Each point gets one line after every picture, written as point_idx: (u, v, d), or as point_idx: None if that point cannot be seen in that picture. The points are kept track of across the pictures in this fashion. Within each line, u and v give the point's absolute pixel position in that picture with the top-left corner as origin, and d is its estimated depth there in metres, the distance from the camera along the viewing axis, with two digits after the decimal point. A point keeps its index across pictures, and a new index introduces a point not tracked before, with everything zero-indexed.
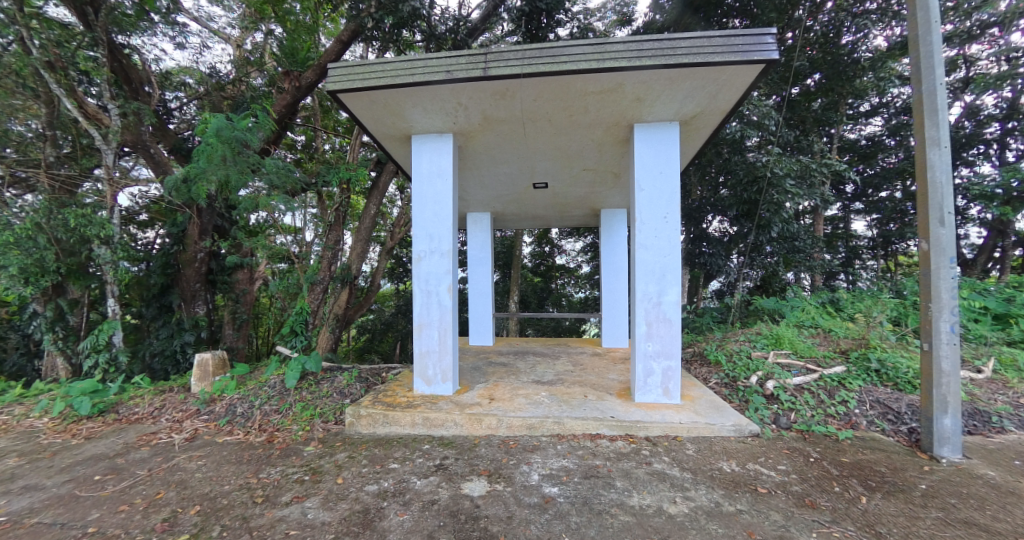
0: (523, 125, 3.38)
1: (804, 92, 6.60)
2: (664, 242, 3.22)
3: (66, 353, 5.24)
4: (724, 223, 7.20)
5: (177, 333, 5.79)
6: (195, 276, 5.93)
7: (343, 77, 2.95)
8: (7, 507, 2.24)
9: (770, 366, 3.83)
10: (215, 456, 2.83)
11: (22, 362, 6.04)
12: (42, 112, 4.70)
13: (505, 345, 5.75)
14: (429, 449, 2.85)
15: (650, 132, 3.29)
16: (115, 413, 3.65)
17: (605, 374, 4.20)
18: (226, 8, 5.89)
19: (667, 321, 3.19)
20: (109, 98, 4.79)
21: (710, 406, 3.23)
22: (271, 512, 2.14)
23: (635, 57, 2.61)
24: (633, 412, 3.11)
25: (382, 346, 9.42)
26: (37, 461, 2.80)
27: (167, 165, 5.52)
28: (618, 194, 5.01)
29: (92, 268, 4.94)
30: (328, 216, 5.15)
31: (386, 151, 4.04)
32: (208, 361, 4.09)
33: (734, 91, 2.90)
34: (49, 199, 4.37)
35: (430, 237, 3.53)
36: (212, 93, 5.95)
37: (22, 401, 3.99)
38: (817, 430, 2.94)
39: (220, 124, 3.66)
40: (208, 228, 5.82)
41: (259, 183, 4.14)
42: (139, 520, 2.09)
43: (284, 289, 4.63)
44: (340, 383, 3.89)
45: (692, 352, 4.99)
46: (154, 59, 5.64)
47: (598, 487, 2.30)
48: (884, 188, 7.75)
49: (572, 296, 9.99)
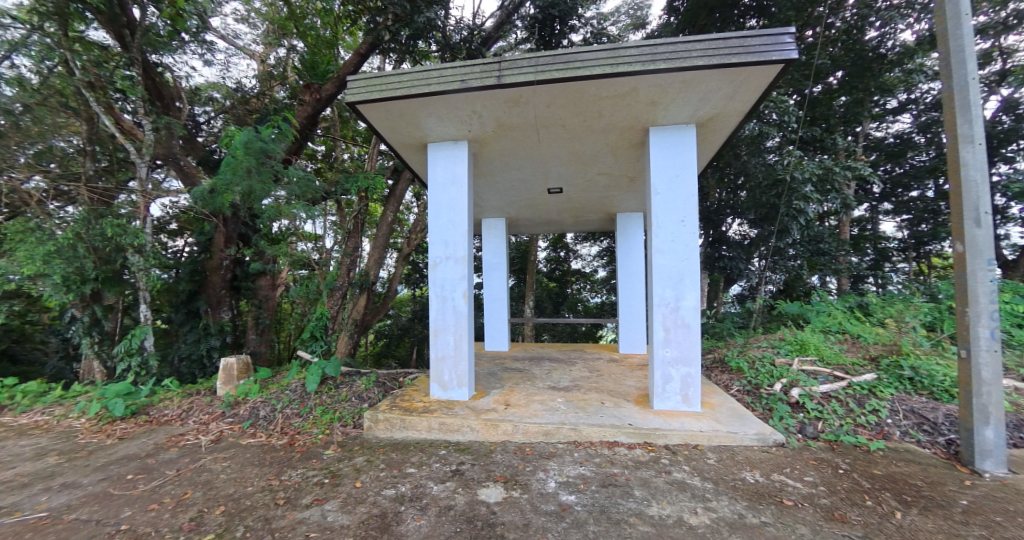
0: (536, 131, 3.41)
1: (827, 90, 6.34)
2: (681, 246, 3.17)
3: (102, 356, 5.45)
4: (744, 226, 7.07)
5: (203, 337, 6.03)
6: (220, 283, 6.15)
7: (360, 88, 3.04)
8: (47, 503, 2.36)
9: (795, 374, 3.69)
10: (239, 458, 2.91)
11: (61, 366, 6.42)
12: (82, 128, 4.93)
13: (520, 351, 5.72)
14: (445, 454, 2.87)
15: (665, 135, 3.27)
16: (146, 415, 3.80)
17: (621, 380, 4.15)
18: (251, 25, 6.13)
19: (685, 327, 3.13)
20: (143, 113, 5.06)
21: (732, 414, 3.15)
22: (291, 514, 2.19)
23: (649, 60, 2.61)
24: (651, 420, 3.05)
25: (399, 352, 9.52)
26: (74, 460, 2.94)
27: (196, 176, 5.69)
28: (633, 197, 4.95)
29: (126, 275, 5.04)
30: (347, 224, 5.41)
31: (403, 159, 4.13)
32: (232, 365, 4.18)
33: (752, 92, 2.85)
34: (87, 210, 4.61)
35: (445, 244, 3.56)
36: (238, 106, 6.22)
37: (60, 403, 4.17)
38: (846, 440, 2.84)
39: (248, 136, 3.80)
40: (233, 237, 6.01)
41: (280, 192, 4.26)
42: (168, 519, 2.17)
43: (305, 295, 4.77)
44: (359, 388, 3.96)
45: (712, 359, 4.85)
46: (184, 76, 5.86)
47: (616, 496, 2.26)
48: (915, 188, 7.38)
49: (588, 301, 9.90)
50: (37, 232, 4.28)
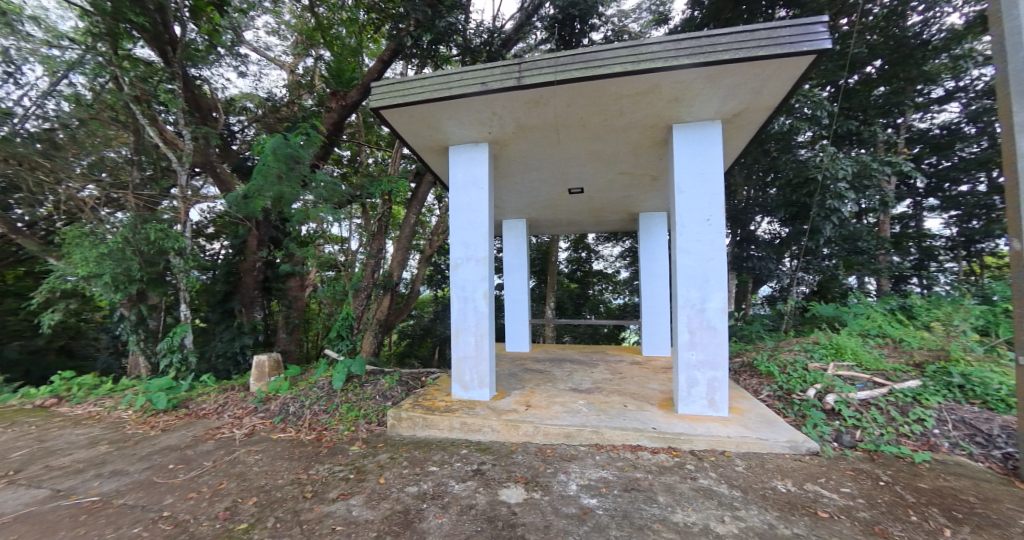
0: (556, 131, 3.40)
1: (863, 80, 5.97)
2: (706, 246, 3.08)
3: (147, 352, 5.81)
4: (774, 224, 6.83)
5: (237, 335, 6.32)
6: (253, 283, 6.46)
7: (383, 94, 3.13)
8: (99, 488, 2.54)
9: (830, 379, 3.52)
10: (270, 452, 3.04)
11: (111, 360, 6.91)
12: (130, 140, 5.23)
13: (541, 352, 5.70)
14: (466, 453, 2.90)
15: (689, 133, 3.19)
16: (186, 409, 4.02)
17: (644, 383, 4.07)
18: (281, 37, 6.41)
19: (711, 329, 3.05)
20: (184, 124, 5.24)
21: (761, 420, 3.03)
22: (318, 507, 2.26)
23: (671, 56, 2.56)
24: (675, 424, 2.98)
25: (421, 351, 9.66)
26: (123, 449, 3.15)
27: (231, 183, 6.02)
28: (655, 196, 4.85)
29: (168, 277, 5.35)
30: (371, 226, 5.55)
31: (425, 162, 4.21)
32: (264, 363, 4.38)
33: (781, 86, 2.75)
34: (135, 216, 4.94)
35: (465, 245, 3.61)
36: (269, 115, 6.50)
37: (111, 396, 4.47)
38: (887, 450, 2.68)
39: (277, 143, 3.93)
40: (264, 240, 6.31)
41: (309, 197, 4.40)
42: (205, 507, 2.29)
43: (331, 296, 4.94)
44: (382, 386, 4.06)
45: (740, 363, 4.67)
46: (221, 87, 6.17)
47: (639, 501, 2.22)
48: (965, 181, 6.86)
49: (610, 302, 9.75)
50: (91, 237, 4.62)
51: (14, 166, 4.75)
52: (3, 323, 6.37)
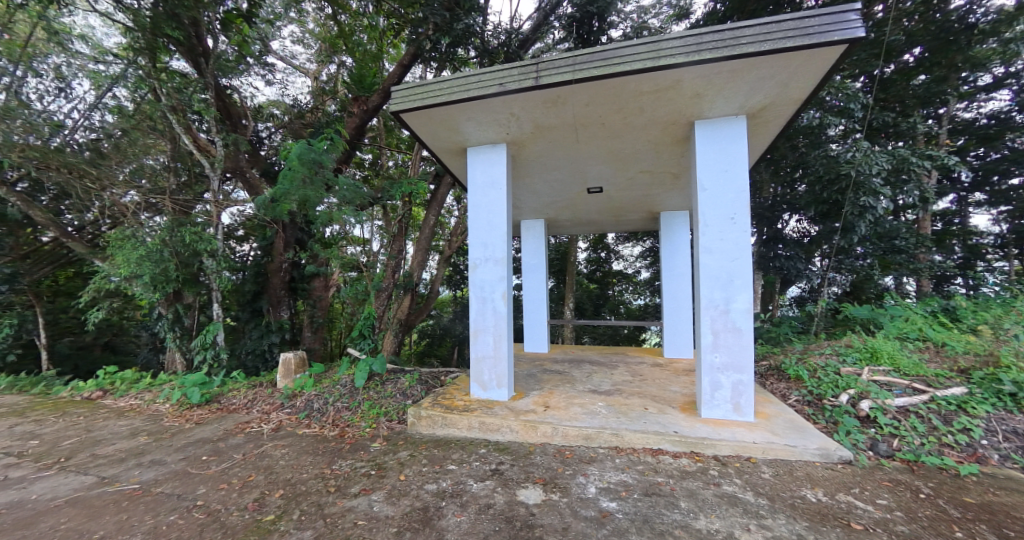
0: (574, 131, 3.38)
1: (900, 70, 5.65)
2: (730, 245, 2.99)
3: (182, 349, 6.11)
4: (804, 222, 6.50)
5: (266, 333, 6.58)
6: (280, 284, 6.66)
7: (403, 97, 3.19)
8: (139, 476, 2.70)
9: (865, 384, 3.34)
10: (296, 446, 3.15)
11: (150, 356, 7.31)
12: (167, 148, 5.50)
13: (560, 353, 5.67)
14: (485, 453, 2.91)
15: (712, 129, 3.10)
16: (218, 403, 4.22)
17: (666, 386, 3.98)
18: (306, 45, 6.63)
19: (736, 331, 2.95)
20: (215, 132, 5.55)
21: (790, 426, 2.91)
22: (341, 501, 2.33)
23: (693, 51, 2.50)
24: (698, 428, 2.90)
25: (440, 351, 9.77)
26: (160, 440, 3.33)
27: (260, 187, 6.26)
28: (677, 195, 4.75)
29: (202, 278, 5.61)
30: (392, 227, 5.65)
31: (444, 163, 4.26)
32: (290, 360, 4.54)
33: (810, 78, 2.64)
34: (171, 220, 5.21)
35: (484, 246, 3.63)
36: (294, 121, 6.74)
37: (150, 389, 4.74)
38: (928, 461, 2.53)
39: (301, 148, 4.08)
40: (291, 241, 6.55)
41: (332, 199, 4.53)
42: (235, 498, 2.40)
43: (354, 295, 5.07)
44: (403, 385, 4.14)
45: (766, 366, 4.50)
46: (250, 96, 6.44)
47: (660, 506, 2.17)
48: (1016, 174, 6.37)
49: (630, 303, 9.60)
50: (132, 240, 4.90)
51: (66, 175, 5.12)
52: (56, 321, 6.85)
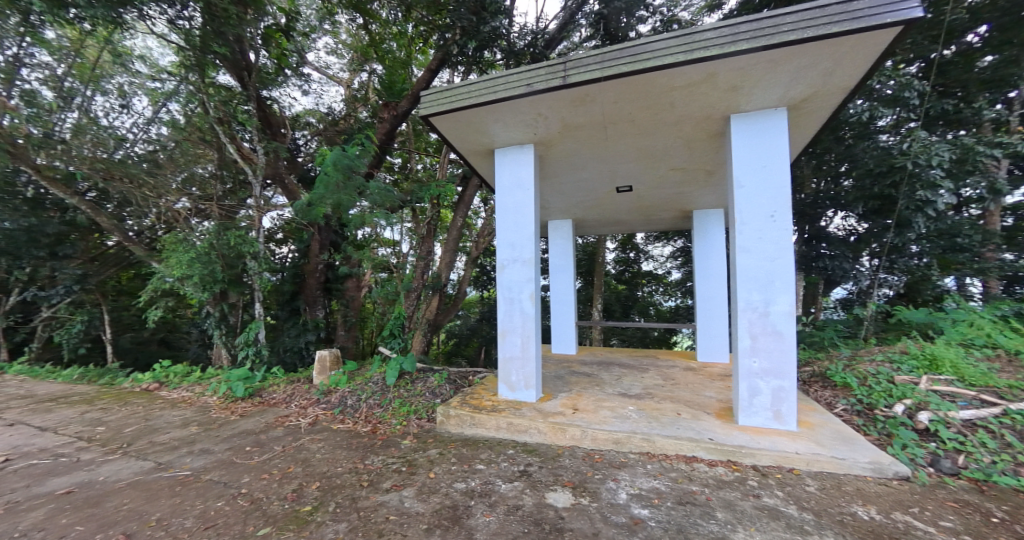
0: (603, 129, 3.32)
1: (963, 51, 5.16)
2: (770, 244, 2.83)
3: (228, 345, 6.50)
4: (851, 219, 6.09)
5: (302, 332, 6.90)
6: (316, 284, 6.98)
7: (432, 102, 3.26)
8: (191, 464, 2.89)
9: (923, 395, 3.07)
10: (331, 441, 3.28)
11: (199, 351, 7.84)
12: (214, 157, 5.91)
13: (588, 355, 5.58)
14: (513, 454, 2.91)
15: (750, 122, 2.96)
16: (259, 397, 4.46)
17: (699, 390, 3.83)
18: (339, 55, 6.93)
19: (776, 335, 2.79)
20: (258, 141, 5.84)
21: (837, 437, 2.72)
22: (374, 496, 2.40)
23: (728, 42, 2.40)
24: (735, 436, 2.77)
25: (468, 351, 9.88)
26: (209, 431, 3.56)
27: (297, 192, 6.57)
28: (711, 192, 4.57)
29: (246, 278, 5.91)
30: (421, 229, 5.77)
31: (471, 165, 4.31)
32: (325, 358, 4.72)
33: (858, 66, 2.47)
34: (218, 225, 5.58)
35: (512, 246, 3.64)
36: (329, 128, 7.05)
37: (200, 382, 5.08)
38: (1001, 482, 2.28)
39: (336, 155, 4.22)
40: (326, 244, 6.83)
41: (364, 203, 4.71)
42: (276, 488, 2.52)
43: (385, 296, 5.22)
44: (432, 384, 4.21)
45: (809, 372, 4.24)
46: (288, 106, 6.78)
47: (695, 516, 2.09)
48: None
49: (660, 305, 9.31)
50: (184, 243, 5.29)
51: (127, 184, 5.59)
52: (120, 317, 7.50)
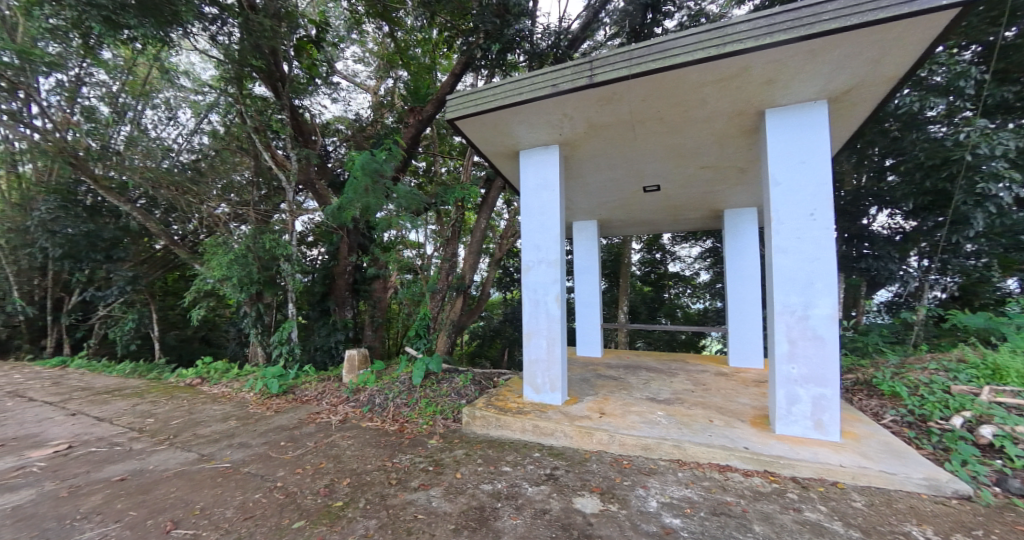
0: (630, 128, 3.25)
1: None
2: (810, 244, 2.68)
3: (263, 343, 6.80)
4: (897, 217, 5.64)
5: (332, 331, 7.14)
6: (344, 285, 7.20)
7: (458, 105, 3.29)
8: (231, 456, 3.04)
9: (984, 407, 2.80)
10: (360, 438, 3.36)
11: (237, 349, 8.24)
12: (251, 164, 6.22)
13: (614, 358, 5.47)
14: (539, 457, 2.88)
15: (787, 117, 2.81)
16: (292, 394, 4.64)
17: (732, 396, 3.67)
18: (366, 63, 7.15)
19: (817, 340, 2.63)
20: (291, 148, 6.09)
21: (885, 450, 2.53)
22: (402, 494, 2.43)
23: (763, 34, 2.30)
24: (772, 446, 2.63)
25: (491, 352, 9.91)
26: (247, 425, 3.73)
27: (327, 196, 6.81)
28: (744, 190, 4.38)
29: (280, 281, 6.12)
30: (446, 231, 5.86)
31: (496, 167, 4.33)
32: (354, 357, 4.85)
33: (908, 54, 2.31)
34: (255, 229, 5.86)
35: (537, 248, 3.62)
36: (357, 134, 7.28)
37: (238, 378, 5.35)
38: None
39: (364, 159, 4.38)
40: (354, 246, 7.04)
41: (391, 206, 4.84)
42: (308, 482, 2.61)
43: (410, 297, 5.28)
44: (457, 384, 4.25)
45: (853, 380, 3.97)
46: (318, 114, 7.05)
47: (730, 528, 2.00)
48: None
49: (688, 307, 9.00)
50: (224, 246, 5.59)
51: (172, 192, 6.00)
52: (166, 316, 7.99)
